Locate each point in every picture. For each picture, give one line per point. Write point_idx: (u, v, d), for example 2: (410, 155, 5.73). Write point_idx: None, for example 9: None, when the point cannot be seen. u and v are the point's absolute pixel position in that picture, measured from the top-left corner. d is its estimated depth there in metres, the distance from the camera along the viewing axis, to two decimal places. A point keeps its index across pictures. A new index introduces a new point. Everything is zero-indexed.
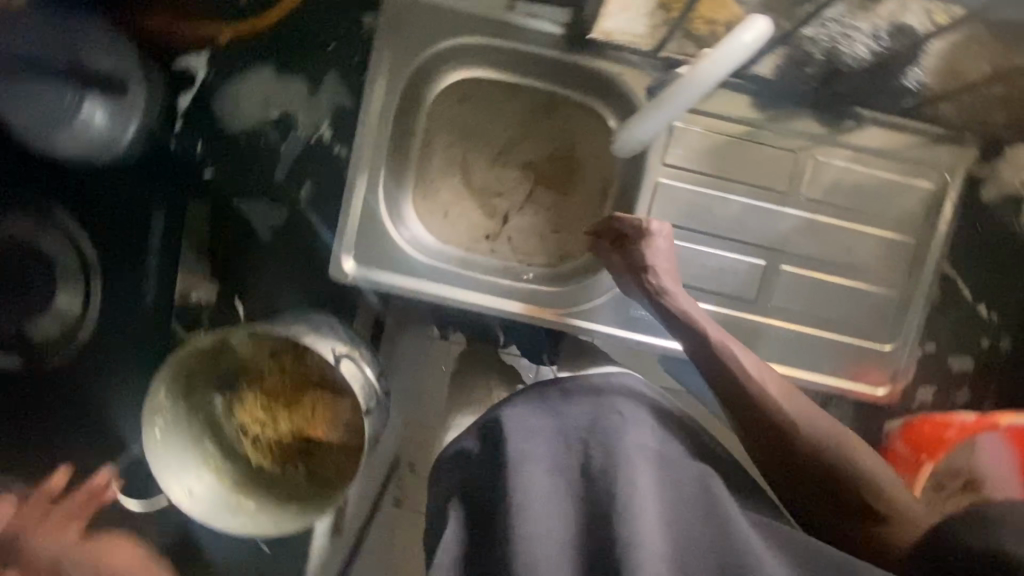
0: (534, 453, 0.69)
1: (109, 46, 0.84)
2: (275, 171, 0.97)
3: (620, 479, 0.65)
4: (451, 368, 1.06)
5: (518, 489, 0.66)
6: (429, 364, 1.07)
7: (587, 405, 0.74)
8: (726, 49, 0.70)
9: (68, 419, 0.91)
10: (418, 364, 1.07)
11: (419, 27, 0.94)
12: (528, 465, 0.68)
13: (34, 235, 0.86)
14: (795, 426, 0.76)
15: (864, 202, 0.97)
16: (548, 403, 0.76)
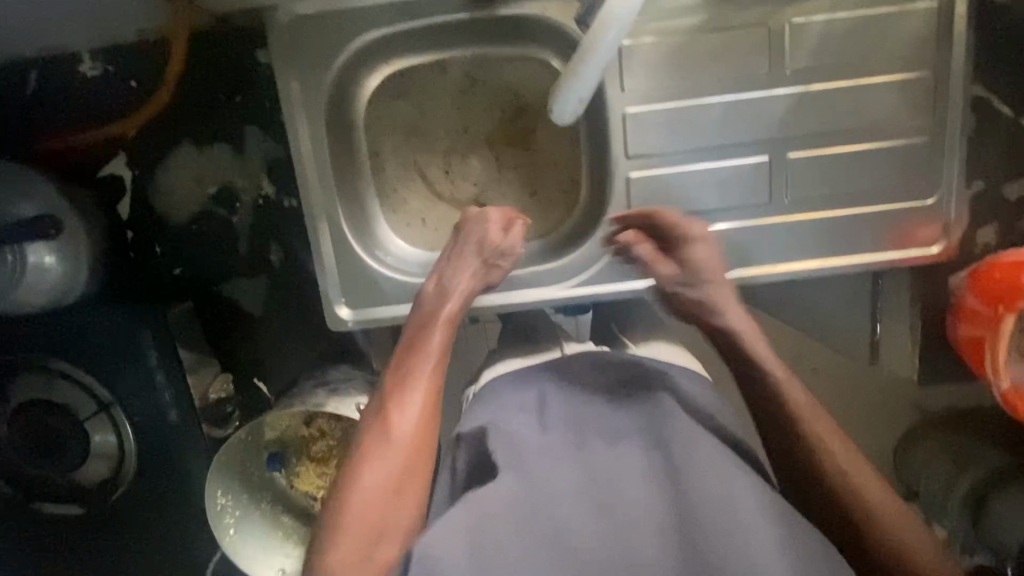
0: (618, 428, 0.67)
1: (25, 191, 0.81)
2: (238, 245, 0.92)
3: (715, 450, 0.63)
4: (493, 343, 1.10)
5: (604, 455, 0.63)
6: (471, 354, 1.11)
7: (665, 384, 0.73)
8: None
9: (151, 540, 0.96)
10: (461, 357, 1.11)
11: (313, 46, 0.83)
12: (609, 436, 0.65)
13: (46, 392, 0.88)
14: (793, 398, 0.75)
15: (859, 51, 0.84)
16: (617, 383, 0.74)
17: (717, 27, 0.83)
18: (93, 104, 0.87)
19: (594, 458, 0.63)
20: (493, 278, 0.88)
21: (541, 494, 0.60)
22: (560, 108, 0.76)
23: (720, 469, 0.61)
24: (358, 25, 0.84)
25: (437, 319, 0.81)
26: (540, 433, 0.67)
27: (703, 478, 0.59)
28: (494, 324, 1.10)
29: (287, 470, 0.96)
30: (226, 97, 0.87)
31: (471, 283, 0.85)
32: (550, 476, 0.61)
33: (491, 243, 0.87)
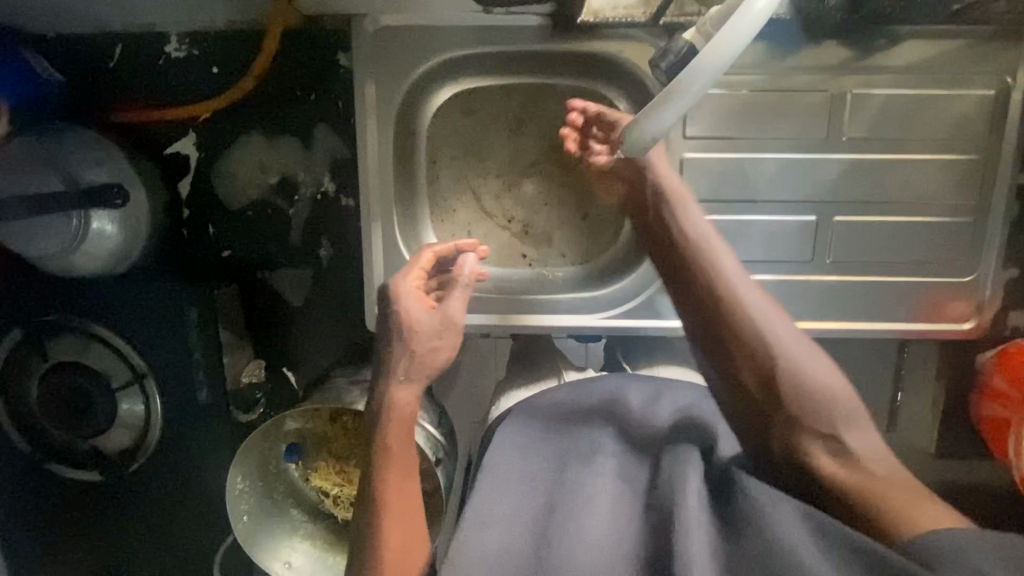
0: (587, 449, 0.73)
1: (100, 159, 0.83)
2: (291, 236, 0.94)
3: (680, 460, 0.69)
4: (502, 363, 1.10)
5: (579, 491, 0.68)
6: (490, 369, 1.11)
7: (637, 400, 0.79)
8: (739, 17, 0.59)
9: (161, 511, 0.97)
10: (480, 370, 1.11)
11: (395, 57, 0.87)
12: (583, 469, 0.71)
13: (81, 354, 0.89)
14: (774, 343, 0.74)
15: (914, 128, 0.87)
16: (596, 411, 0.78)
17: (782, 87, 0.86)
18: (172, 83, 0.90)
19: (574, 488, 0.69)
20: (447, 351, 0.79)
21: (516, 528, 0.66)
22: (637, 133, 0.66)
23: (682, 478, 0.67)
24: (442, 42, 0.87)
25: (395, 413, 0.75)
26: (514, 464, 0.72)
27: (667, 494, 0.67)
28: (508, 341, 1.09)
29: (303, 464, 0.96)
30: (302, 93, 0.90)
31: (419, 358, 0.78)
32: (521, 510, 0.68)
33: (432, 317, 0.79)
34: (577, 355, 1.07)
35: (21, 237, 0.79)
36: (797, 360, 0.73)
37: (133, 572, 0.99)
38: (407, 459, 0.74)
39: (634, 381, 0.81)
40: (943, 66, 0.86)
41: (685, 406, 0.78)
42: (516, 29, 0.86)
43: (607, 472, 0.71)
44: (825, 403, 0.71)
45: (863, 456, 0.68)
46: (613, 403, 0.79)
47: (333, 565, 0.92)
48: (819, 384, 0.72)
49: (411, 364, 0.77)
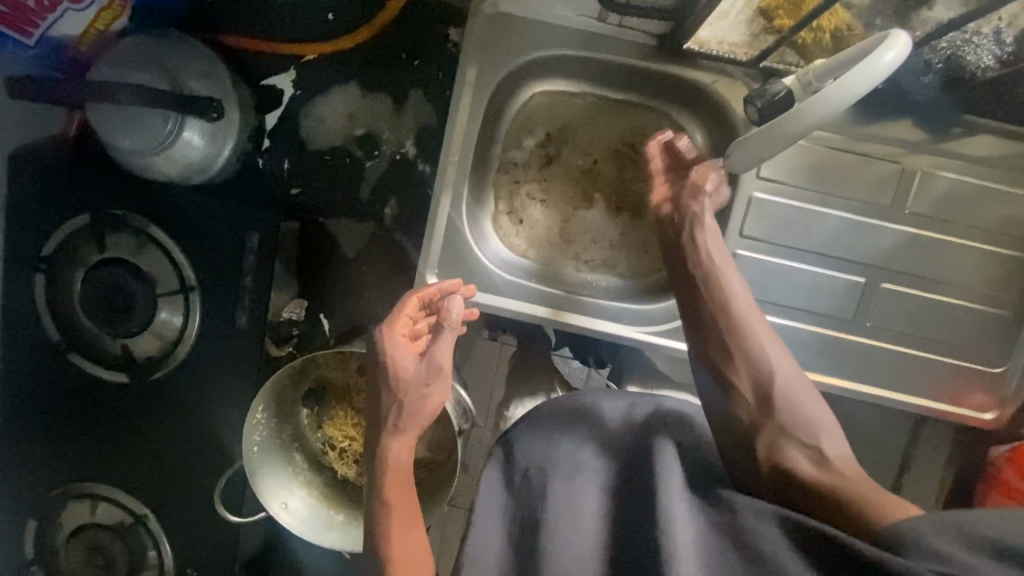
0: (569, 462, 0.70)
1: (206, 72, 0.86)
2: (360, 188, 0.97)
3: (658, 468, 0.67)
4: (508, 365, 1.11)
5: (562, 497, 0.67)
6: (497, 366, 1.12)
7: (611, 413, 0.76)
8: (862, 69, 0.64)
9: (170, 426, 0.96)
10: (490, 366, 1.12)
11: (504, 41, 0.90)
12: (570, 474, 0.69)
13: (135, 255, 0.90)
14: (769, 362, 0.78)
15: (973, 216, 0.91)
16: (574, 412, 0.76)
17: (857, 150, 0.90)
18: (286, 20, 0.93)
19: (558, 500, 0.67)
20: (438, 398, 0.77)
21: (502, 539, 0.69)
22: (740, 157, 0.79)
23: (664, 492, 0.64)
24: (548, 38, 0.90)
25: (388, 466, 0.75)
26: (497, 472, 0.73)
27: (648, 509, 0.63)
28: (512, 347, 1.12)
29: (319, 411, 0.98)
30: (406, 57, 0.94)
31: (408, 407, 0.76)
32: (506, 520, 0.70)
33: (420, 365, 0.76)
34: (578, 379, 1.10)
35: (114, 130, 0.81)
36: (787, 383, 0.77)
37: (124, 483, 0.98)
38: (406, 489, 0.75)
39: (609, 399, 0.77)
40: (1010, 164, 0.90)
41: (659, 416, 0.75)
42: (622, 41, 0.90)
43: (591, 485, 0.69)
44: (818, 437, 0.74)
45: (838, 463, 0.71)
46: (581, 413, 0.75)
47: (326, 518, 0.92)
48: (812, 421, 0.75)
49: (403, 416, 0.76)
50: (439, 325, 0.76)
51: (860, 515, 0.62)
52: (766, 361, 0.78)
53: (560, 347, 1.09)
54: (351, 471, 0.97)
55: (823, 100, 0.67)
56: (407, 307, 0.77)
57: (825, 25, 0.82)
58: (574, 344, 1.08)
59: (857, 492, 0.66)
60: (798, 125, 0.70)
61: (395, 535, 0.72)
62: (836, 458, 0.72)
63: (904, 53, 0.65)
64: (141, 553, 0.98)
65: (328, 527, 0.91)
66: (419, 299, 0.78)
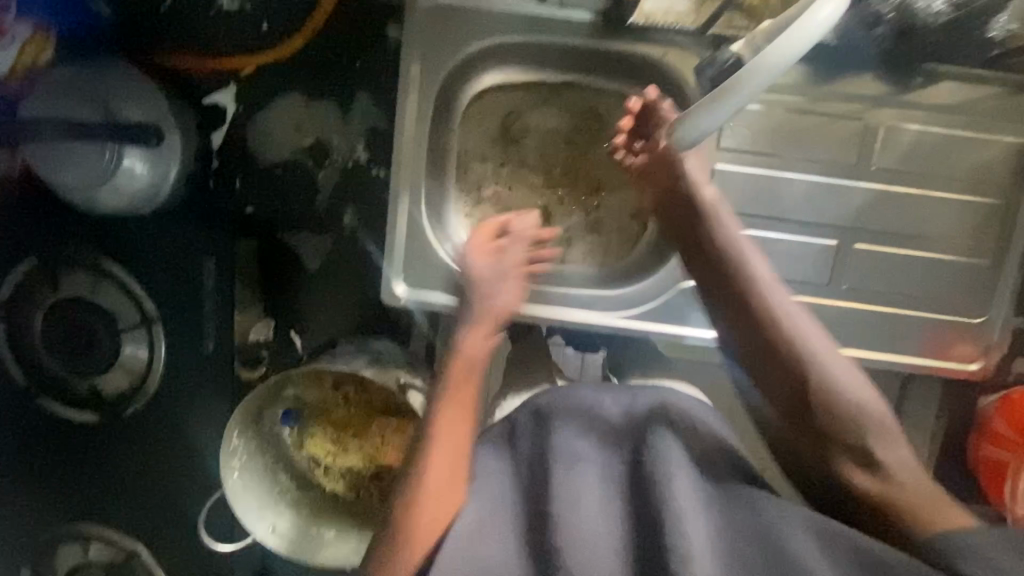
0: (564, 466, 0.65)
1: (139, 97, 0.83)
2: (316, 199, 0.94)
3: (661, 469, 0.62)
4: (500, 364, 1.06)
5: (570, 490, 0.62)
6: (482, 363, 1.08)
7: (611, 405, 0.70)
8: (802, 27, 0.62)
9: (150, 460, 0.95)
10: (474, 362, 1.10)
11: (447, 33, 0.87)
12: (583, 464, 0.65)
13: (93, 292, 0.88)
14: (820, 385, 0.71)
15: (942, 165, 0.89)
16: (581, 397, 0.72)
17: (817, 110, 0.88)
18: (221, 35, 0.90)
19: (571, 494, 0.62)
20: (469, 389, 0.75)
21: (510, 554, 0.62)
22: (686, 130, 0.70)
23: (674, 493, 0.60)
24: (490, 25, 0.87)
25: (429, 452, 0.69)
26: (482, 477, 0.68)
27: (656, 510, 0.60)
28: (506, 343, 1.06)
29: (298, 429, 0.96)
30: (348, 60, 0.91)
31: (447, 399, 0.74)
32: (506, 524, 0.64)
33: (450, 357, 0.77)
34: (574, 367, 1.05)
35: (56, 165, 0.80)
36: (833, 382, 0.71)
37: (111, 520, 0.97)
38: (463, 433, 0.70)
39: (608, 394, 0.72)
40: (977, 109, 0.87)
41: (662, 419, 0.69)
42: (568, 21, 0.87)
43: (593, 481, 0.64)
44: (857, 420, 0.70)
45: (896, 472, 0.68)
46: (565, 410, 0.70)
47: (315, 535, 0.91)
48: (861, 410, 0.70)
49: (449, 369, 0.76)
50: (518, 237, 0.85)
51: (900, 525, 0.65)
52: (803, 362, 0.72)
53: (553, 335, 1.05)
54: (339, 485, 0.96)
55: (760, 67, 0.62)
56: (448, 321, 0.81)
57: None
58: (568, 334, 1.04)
59: (912, 508, 0.65)
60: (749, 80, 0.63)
61: (415, 493, 0.66)
62: (896, 465, 0.69)
63: (842, 6, 0.62)
64: None
65: (319, 544, 0.91)
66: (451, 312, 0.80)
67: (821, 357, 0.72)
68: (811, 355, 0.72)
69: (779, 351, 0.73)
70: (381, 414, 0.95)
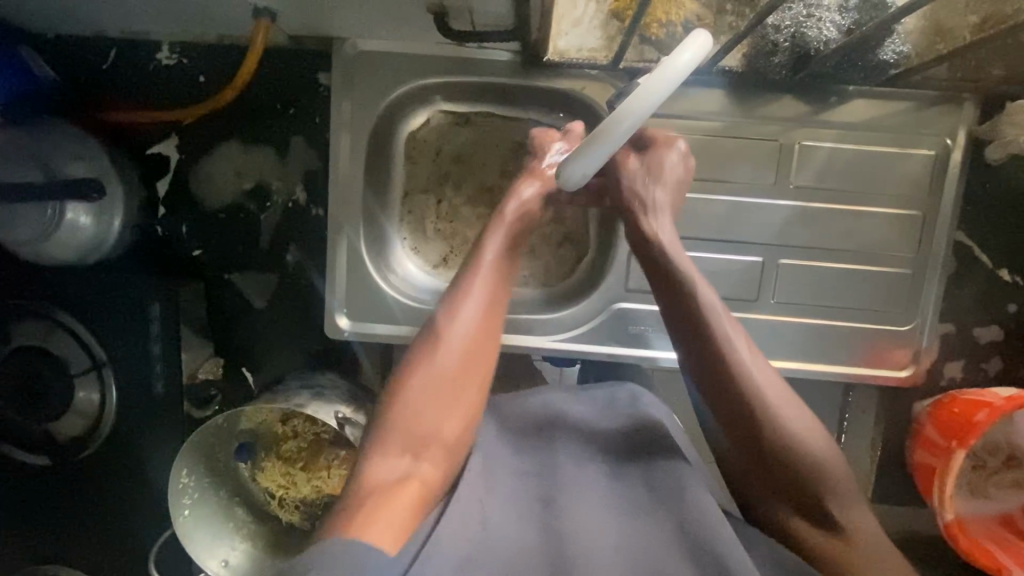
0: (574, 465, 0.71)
1: (80, 154, 0.87)
2: (260, 240, 0.98)
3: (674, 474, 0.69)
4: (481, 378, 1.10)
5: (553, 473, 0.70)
6: None
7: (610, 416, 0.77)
8: (658, 75, 0.62)
9: (107, 499, 0.97)
10: None
11: (372, 78, 0.91)
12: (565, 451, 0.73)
13: (44, 340, 0.91)
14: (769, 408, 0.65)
15: (856, 180, 0.92)
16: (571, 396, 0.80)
17: (732, 133, 0.91)
18: (160, 89, 0.95)
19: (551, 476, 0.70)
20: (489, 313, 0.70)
21: (521, 534, 0.64)
22: (570, 173, 0.72)
23: (689, 490, 0.68)
24: (413, 68, 0.91)
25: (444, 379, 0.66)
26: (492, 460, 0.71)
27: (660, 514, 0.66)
28: None
29: (253, 463, 0.98)
30: (282, 106, 0.95)
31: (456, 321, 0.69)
32: (514, 512, 0.67)
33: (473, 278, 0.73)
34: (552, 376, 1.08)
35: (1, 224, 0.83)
36: (784, 415, 0.65)
37: (71, 561, 0.99)
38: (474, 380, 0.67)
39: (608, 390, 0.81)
40: (887, 125, 0.90)
41: (665, 426, 0.75)
42: (487, 61, 0.91)
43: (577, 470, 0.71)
44: (813, 466, 0.65)
45: (856, 534, 0.63)
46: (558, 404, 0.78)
47: (268, 568, 0.94)
48: (814, 452, 0.65)
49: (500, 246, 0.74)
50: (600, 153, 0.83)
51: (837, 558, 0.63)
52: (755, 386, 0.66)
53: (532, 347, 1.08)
54: (294, 517, 0.98)
55: (628, 111, 0.64)
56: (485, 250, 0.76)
57: (673, 18, 0.85)
58: None
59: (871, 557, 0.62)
60: (614, 133, 0.66)
61: (422, 392, 0.65)
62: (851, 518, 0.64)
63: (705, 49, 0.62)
64: None
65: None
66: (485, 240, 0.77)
67: (776, 409, 0.65)
68: (760, 378, 0.66)
69: (731, 374, 0.66)
70: (330, 446, 0.96)
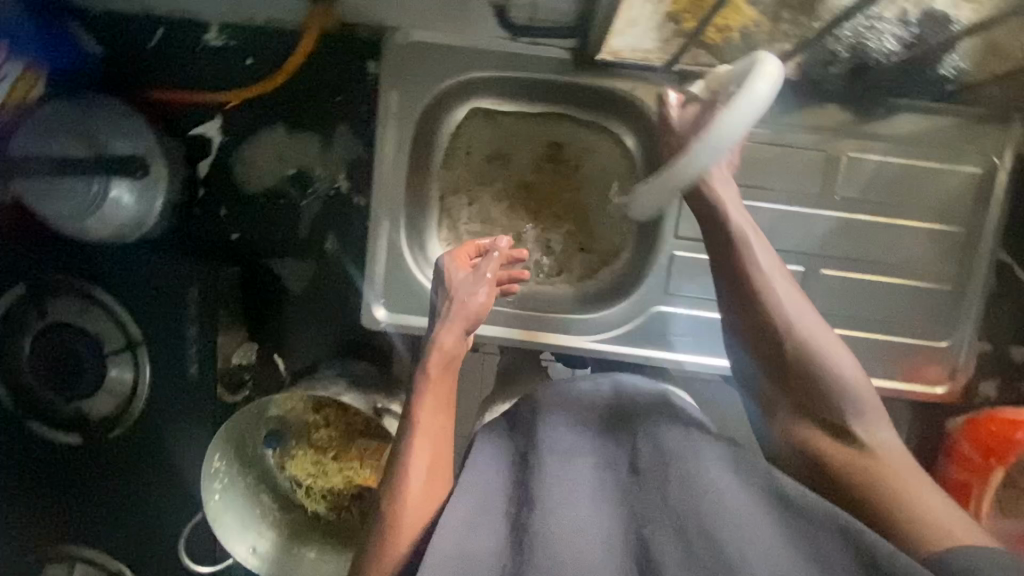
0: (561, 450, 0.66)
1: (127, 131, 0.87)
2: (299, 227, 0.97)
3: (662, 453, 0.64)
4: (491, 379, 1.11)
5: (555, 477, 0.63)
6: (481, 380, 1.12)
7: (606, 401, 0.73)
8: (739, 101, 0.72)
9: (134, 480, 0.97)
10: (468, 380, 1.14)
11: (422, 70, 0.90)
12: (574, 459, 0.66)
13: (79, 318, 0.91)
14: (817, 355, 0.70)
15: (903, 195, 0.91)
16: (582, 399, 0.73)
17: (781, 141, 0.90)
18: (206, 69, 0.94)
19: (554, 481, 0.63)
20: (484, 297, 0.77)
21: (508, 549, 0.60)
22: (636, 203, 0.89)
23: (692, 475, 0.61)
24: (464, 61, 0.90)
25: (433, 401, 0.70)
26: (478, 464, 0.67)
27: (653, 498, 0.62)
28: (494, 357, 1.11)
29: (281, 450, 0.98)
30: (329, 93, 0.95)
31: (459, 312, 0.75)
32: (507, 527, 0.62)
33: (467, 275, 0.78)
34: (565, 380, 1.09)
35: (40, 196, 0.81)
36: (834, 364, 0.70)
37: (94, 540, 0.99)
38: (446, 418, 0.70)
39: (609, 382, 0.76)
40: (937, 140, 0.90)
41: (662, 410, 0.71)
42: (539, 57, 0.90)
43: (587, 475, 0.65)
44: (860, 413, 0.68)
45: (912, 489, 0.62)
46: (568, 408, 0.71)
47: (296, 557, 0.94)
48: (864, 402, 0.68)
49: (434, 353, 0.72)
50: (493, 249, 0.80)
51: (900, 528, 0.60)
52: (803, 337, 0.71)
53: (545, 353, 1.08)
54: (321, 505, 0.98)
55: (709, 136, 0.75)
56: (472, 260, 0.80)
57: (730, 23, 0.83)
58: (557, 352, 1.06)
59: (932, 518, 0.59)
60: (694, 154, 0.77)
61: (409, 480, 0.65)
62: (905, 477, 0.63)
63: (778, 79, 0.71)
64: None
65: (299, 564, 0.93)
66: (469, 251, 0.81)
67: (824, 356, 0.70)
68: (806, 327, 0.72)
69: (776, 324, 0.73)
70: (362, 436, 0.97)
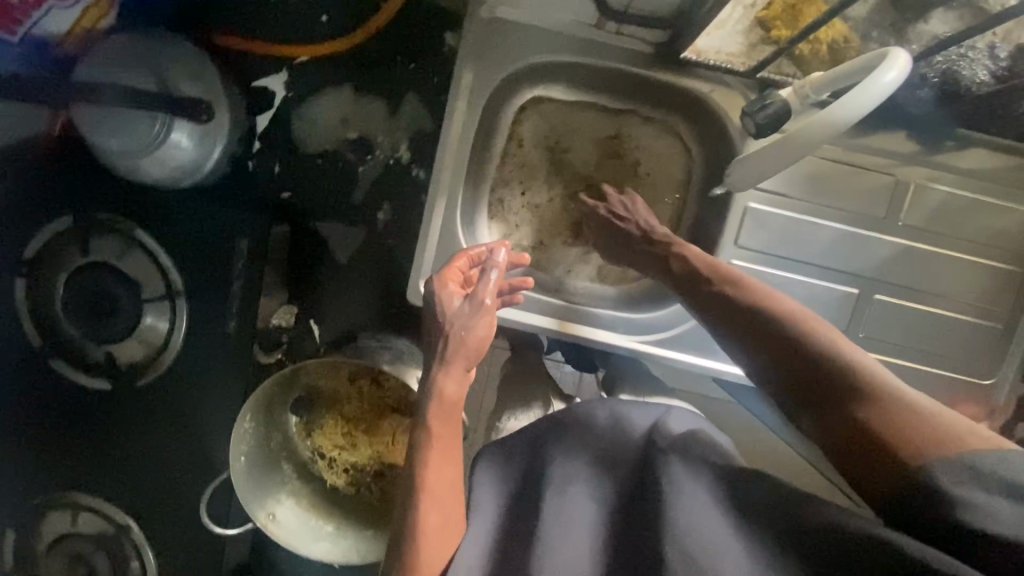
0: (560, 475, 0.65)
1: (194, 72, 0.84)
2: (354, 192, 0.95)
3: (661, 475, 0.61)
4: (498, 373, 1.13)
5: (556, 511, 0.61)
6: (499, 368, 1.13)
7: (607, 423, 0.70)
8: (862, 91, 0.65)
9: (155, 432, 0.94)
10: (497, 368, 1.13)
11: (503, 48, 0.87)
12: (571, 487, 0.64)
13: (121, 259, 0.88)
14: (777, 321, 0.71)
15: (966, 229, 0.91)
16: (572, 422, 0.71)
17: (852, 161, 0.90)
18: (279, 21, 0.91)
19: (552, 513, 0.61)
20: (483, 330, 0.68)
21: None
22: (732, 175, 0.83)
23: (676, 501, 0.58)
24: (547, 43, 0.87)
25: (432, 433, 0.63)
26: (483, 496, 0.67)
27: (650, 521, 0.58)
28: (504, 352, 1.13)
29: (309, 419, 0.96)
30: (401, 60, 0.93)
31: (456, 341, 0.67)
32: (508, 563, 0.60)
33: (463, 300, 0.70)
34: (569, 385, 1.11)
35: (100, 128, 0.79)
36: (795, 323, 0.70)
37: (104, 489, 0.95)
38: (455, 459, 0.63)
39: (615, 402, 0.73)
40: (1004, 178, 0.91)
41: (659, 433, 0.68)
42: (623, 48, 0.88)
43: (585, 502, 0.63)
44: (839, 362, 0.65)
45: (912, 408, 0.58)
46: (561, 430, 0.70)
47: (314, 529, 0.90)
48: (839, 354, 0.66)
49: (433, 402, 0.64)
50: (487, 269, 0.71)
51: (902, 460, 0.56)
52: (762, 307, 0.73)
53: (553, 353, 1.09)
54: (341, 480, 0.95)
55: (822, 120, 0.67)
56: (471, 274, 0.77)
57: (821, 38, 0.83)
58: (568, 352, 1.05)
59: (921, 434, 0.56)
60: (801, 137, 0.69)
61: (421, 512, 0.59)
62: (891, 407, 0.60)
63: (906, 68, 0.66)
64: (123, 563, 0.95)
65: (316, 537, 0.89)
66: (468, 258, 0.76)
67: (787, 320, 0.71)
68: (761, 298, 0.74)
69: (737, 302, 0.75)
70: (393, 413, 0.94)
